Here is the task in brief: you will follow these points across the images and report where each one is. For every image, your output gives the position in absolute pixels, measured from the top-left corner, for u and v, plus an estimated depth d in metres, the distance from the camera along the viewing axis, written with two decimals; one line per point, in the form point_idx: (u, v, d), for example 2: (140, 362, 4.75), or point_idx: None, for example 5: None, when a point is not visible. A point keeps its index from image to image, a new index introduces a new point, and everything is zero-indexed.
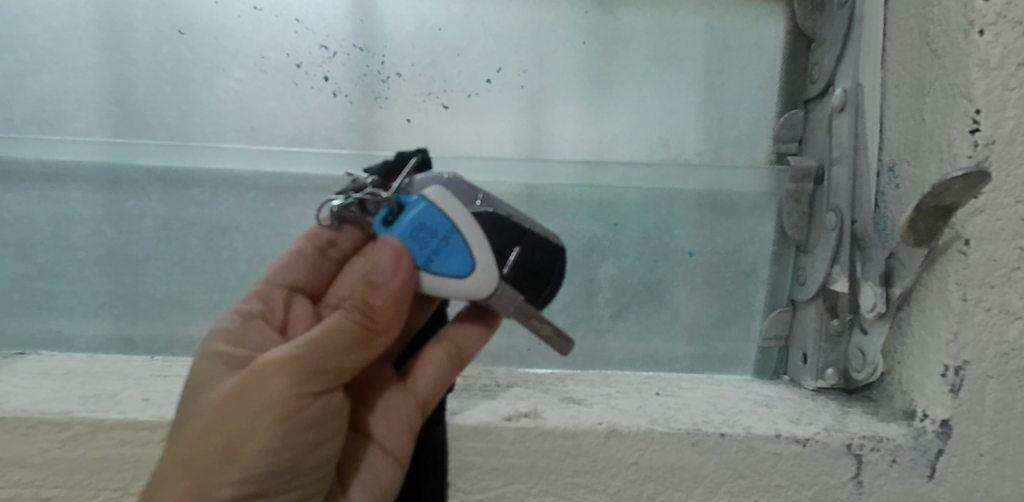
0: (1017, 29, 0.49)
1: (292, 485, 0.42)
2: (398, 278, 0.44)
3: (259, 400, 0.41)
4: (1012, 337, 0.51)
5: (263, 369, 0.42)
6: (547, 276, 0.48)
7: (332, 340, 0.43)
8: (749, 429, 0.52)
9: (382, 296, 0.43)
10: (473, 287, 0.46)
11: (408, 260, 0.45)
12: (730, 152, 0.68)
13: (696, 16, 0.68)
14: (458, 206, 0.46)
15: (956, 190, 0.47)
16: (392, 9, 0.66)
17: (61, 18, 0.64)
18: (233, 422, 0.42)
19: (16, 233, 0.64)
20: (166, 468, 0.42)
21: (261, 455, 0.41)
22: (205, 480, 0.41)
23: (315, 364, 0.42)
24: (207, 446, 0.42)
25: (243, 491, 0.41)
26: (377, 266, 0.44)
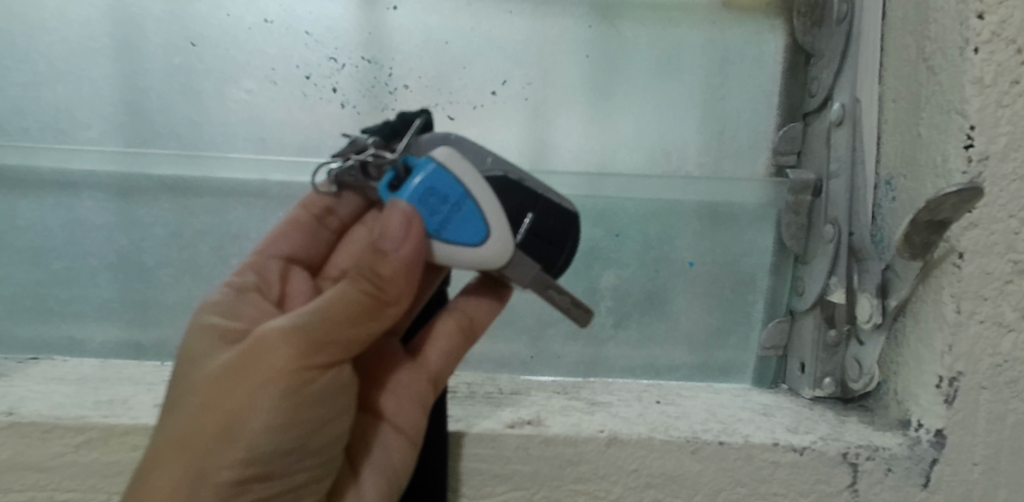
0: (1011, 47, 0.50)
1: (298, 465, 0.42)
2: (406, 245, 0.43)
3: (260, 374, 0.41)
4: (1005, 349, 0.52)
5: (262, 342, 0.42)
6: (560, 246, 0.49)
7: (337, 311, 0.42)
8: (747, 437, 0.54)
9: (392, 265, 0.42)
10: (488, 253, 0.46)
11: (419, 224, 0.44)
12: (731, 164, 0.69)
13: (696, 31, 0.69)
14: (468, 170, 0.46)
15: (949, 205, 0.48)
16: (399, 23, 0.67)
17: (77, 30, 0.65)
18: (232, 400, 0.41)
19: (30, 239, 0.65)
20: (162, 447, 0.42)
21: (264, 433, 0.40)
22: (206, 461, 0.40)
23: (319, 337, 0.41)
24: (206, 425, 0.41)
25: (246, 470, 0.40)
26: (385, 231, 0.43)
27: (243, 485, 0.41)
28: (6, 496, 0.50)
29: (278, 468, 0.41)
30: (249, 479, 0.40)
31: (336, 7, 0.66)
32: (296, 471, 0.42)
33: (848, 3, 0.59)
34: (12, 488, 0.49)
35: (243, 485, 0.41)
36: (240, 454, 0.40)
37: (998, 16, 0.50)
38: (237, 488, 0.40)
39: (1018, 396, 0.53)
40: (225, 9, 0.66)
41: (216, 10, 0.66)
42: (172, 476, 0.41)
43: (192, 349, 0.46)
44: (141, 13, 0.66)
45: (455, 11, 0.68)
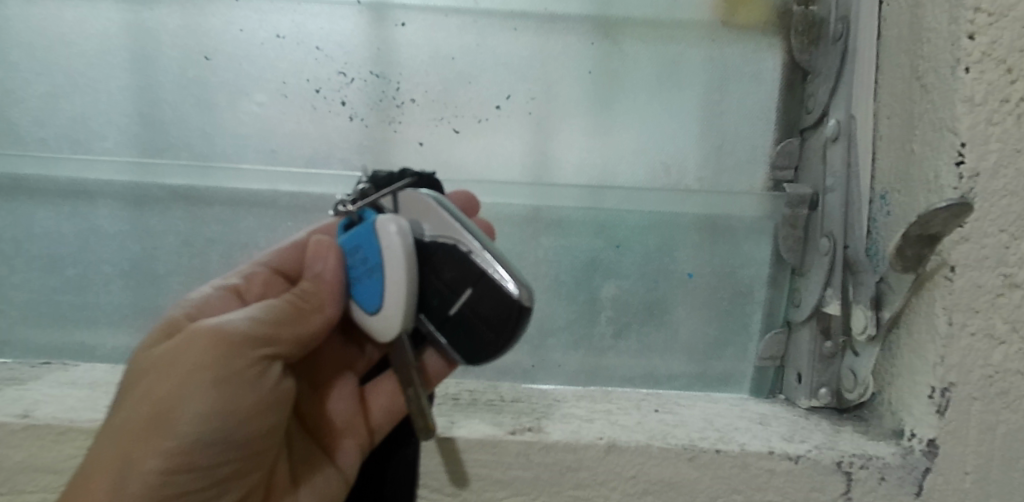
0: (1001, 67, 0.52)
1: (220, 456, 0.48)
2: (327, 267, 0.51)
3: (192, 368, 0.46)
4: (996, 360, 0.54)
5: (194, 340, 0.47)
6: (494, 329, 0.47)
7: (261, 318, 0.48)
8: (744, 446, 0.55)
9: (318, 285, 0.51)
10: (374, 325, 0.51)
11: (331, 265, 0.51)
12: (730, 177, 0.71)
13: (697, 47, 0.70)
14: (390, 244, 0.49)
15: (940, 220, 0.50)
16: (407, 38, 0.69)
17: (94, 45, 0.67)
18: (162, 393, 0.46)
19: (45, 247, 0.67)
20: (99, 437, 0.47)
21: (191, 423, 0.46)
22: (133, 449, 0.45)
23: (247, 339, 0.48)
24: (136, 417, 0.46)
25: (173, 459, 0.46)
26: (312, 260, 0.51)
27: (167, 472, 0.46)
28: (20, 497, 0.51)
29: (201, 458, 0.47)
30: (173, 467, 0.46)
31: (346, 22, 0.68)
32: (216, 462, 0.47)
33: (843, 23, 0.62)
34: (28, 489, 0.51)
35: (167, 473, 0.46)
36: (166, 442, 0.46)
37: (988, 37, 0.51)
38: (163, 475, 0.46)
39: (1009, 407, 0.54)
40: (238, 25, 0.68)
41: (228, 25, 0.68)
42: (107, 461, 0.46)
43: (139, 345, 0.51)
44: (157, 27, 0.68)
45: (461, 27, 0.69)
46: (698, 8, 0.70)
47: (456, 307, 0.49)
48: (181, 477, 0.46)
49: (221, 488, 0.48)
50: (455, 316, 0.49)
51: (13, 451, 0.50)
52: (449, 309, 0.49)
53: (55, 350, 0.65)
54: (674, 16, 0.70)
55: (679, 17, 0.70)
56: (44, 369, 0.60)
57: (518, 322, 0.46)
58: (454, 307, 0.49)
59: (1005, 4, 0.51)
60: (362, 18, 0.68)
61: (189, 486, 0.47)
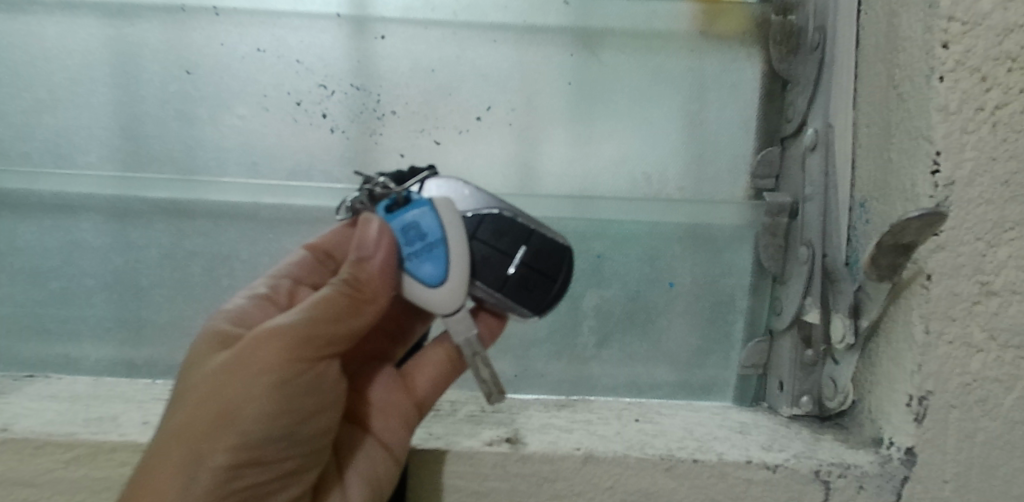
0: (975, 76, 0.52)
1: (285, 455, 0.47)
2: (378, 254, 0.49)
3: (256, 366, 0.46)
4: (974, 368, 0.54)
5: (257, 339, 0.47)
6: (553, 280, 0.52)
7: (316, 313, 0.47)
8: (722, 455, 0.55)
9: (372, 273, 0.49)
10: (435, 301, 0.51)
11: (391, 245, 0.50)
12: (711, 186, 0.71)
13: (677, 57, 0.71)
14: (451, 216, 0.51)
15: (913, 229, 0.50)
16: (387, 50, 0.69)
17: (77, 59, 0.68)
18: (226, 391, 0.46)
19: (28, 261, 0.68)
20: (157, 439, 0.45)
21: (257, 420, 0.45)
22: (198, 448, 0.44)
23: (306, 334, 0.47)
24: (200, 416, 0.45)
25: (240, 455, 0.45)
26: (362, 242, 0.50)
27: (234, 469, 0.45)
28: None
29: (266, 456, 0.46)
30: (240, 464, 0.45)
31: (326, 35, 0.69)
32: (280, 460, 0.47)
33: (820, 32, 0.62)
34: None
35: (233, 471, 0.45)
36: (234, 438, 0.45)
37: (962, 46, 0.52)
38: (230, 471, 0.45)
39: (986, 415, 0.54)
40: (219, 39, 0.68)
41: (210, 40, 0.68)
42: (167, 461, 0.44)
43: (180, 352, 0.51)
44: (139, 42, 0.68)
45: (441, 39, 0.70)
46: (677, 18, 0.71)
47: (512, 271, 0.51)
48: (247, 475, 0.46)
49: (284, 487, 0.48)
50: (512, 281, 0.51)
51: None
52: (503, 275, 0.51)
53: (38, 363, 0.65)
54: (653, 27, 0.71)
55: (658, 27, 0.71)
56: (25, 381, 0.60)
57: (567, 260, 0.52)
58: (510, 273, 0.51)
59: (978, 14, 0.51)
60: (342, 31, 0.69)
61: (254, 484, 0.46)
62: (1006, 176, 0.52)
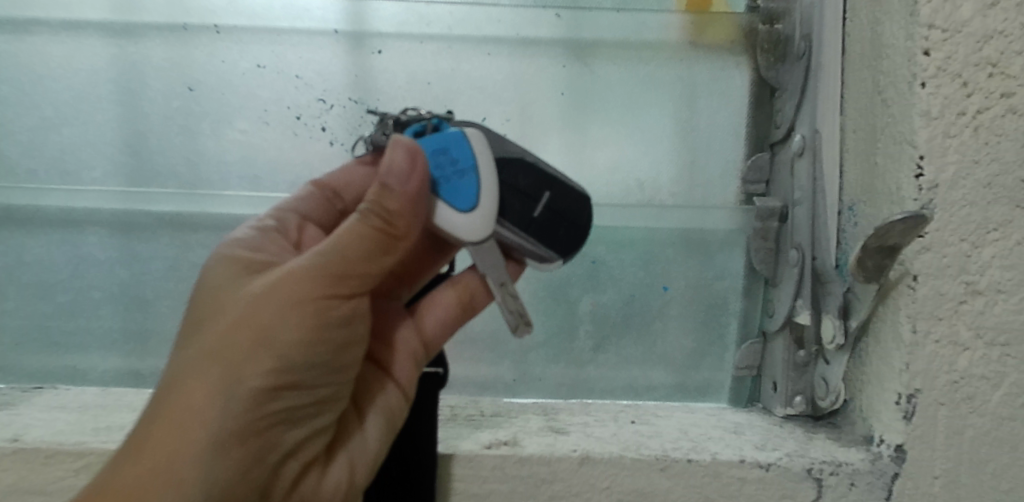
0: (956, 81, 0.53)
1: (320, 381, 0.46)
2: (412, 182, 0.47)
3: (294, 293, 0.45)
4: (961, 366, 0.55)
5: (297, 268, 0.46)
6: (575, 222, 0.52)
7: (348, 244, 0.46)
8: (715, 455, 0.56)
9: (404, 203, 0.46)
10: (466, 225, 0.49)
11: (423, 172, 0.47)
12: (703, 192, 0.73)
13: (666, 68, 0.73)
14: (483, 146, 0.51)
15: (897, 232, 0.51)
16: (384, 65, 0.71)
17: (81, 77, 0.69)
18: (264, 314, 0.45)
19: (35, 275, 0.69)
20: (193, 361, 0.45)
21: (295, 345, 0.45)
22: (238, 368, 0.44)
23: (344, 265, 0.46)
24: (237, 338, 0.45)
25: (278, 378, 0.44)
26: (393, 167, 0.46)
27: (271, 393, 0.45)
28: None
29: (303, 380, 0.45)
30: (278, 387, 0.45)
31: (325, 51, 0.70)
32: (315, 387, 0.46)
33: (806, 41, 0.63)
34: None
35: (270, 395, 0.45)
36: (273, 362, 0.44)
37: (942, 53, 0.53)
38: (267, 393, 0.44)
39: (975, 411, 0.56)
40: (220, 56, 0.70)
41: (211, 57, 0.70)
42: (206, 381, 0.44)
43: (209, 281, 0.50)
44: (141, 60, 0.70)
45: (436, 53, 0.71)
46: (666, 29, 0.72)
47: (537, 209, 0.51)
48: (284, 399, 0.45)
49: (316, 414, 0.47)
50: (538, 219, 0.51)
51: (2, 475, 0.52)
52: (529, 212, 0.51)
53: (47, 375, 0.67)
54: (643, 38, 0.72)
55: (649, 38, 0.72)
56: (34, 393, 0.62)
57: (587, 208, 0.53)
58: (536, 211, 0.51)
59: (957, 22, 0.53)
60: (340, 46, 0.70)
61: (290, 408, 0.46)
62: (988, 178, 0.54)
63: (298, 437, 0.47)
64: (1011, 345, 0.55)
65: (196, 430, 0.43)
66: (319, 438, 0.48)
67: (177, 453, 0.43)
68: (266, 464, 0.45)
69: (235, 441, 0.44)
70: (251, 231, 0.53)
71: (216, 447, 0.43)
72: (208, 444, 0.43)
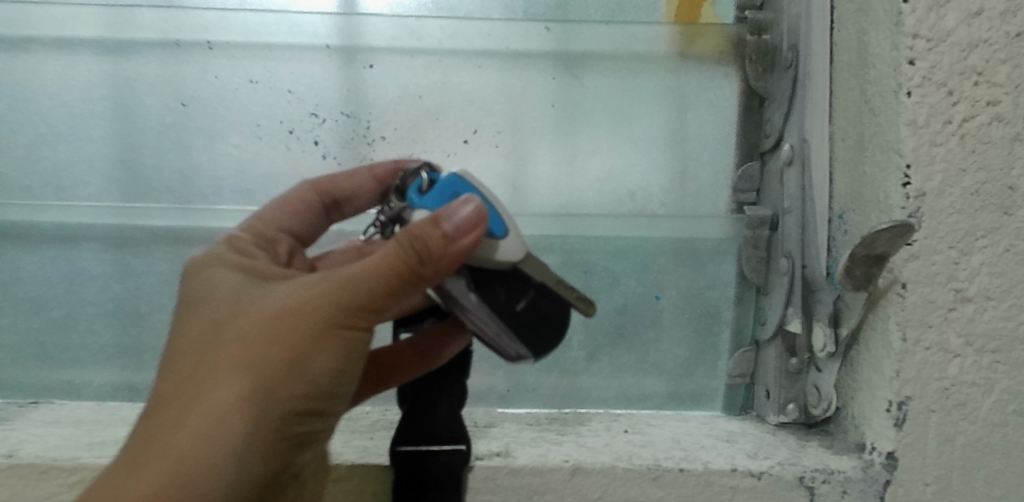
0: (941, 90, 0.54)
1: (335, 405, 0.48)
2: (468, 238, 0.44)
3: (329, 317, 0.45)
4: (952, 373, 0.55)
5: (333, 289, 0.45)
6: (555, 327, 0.48)
7: (383, 283, 0.45)
8: (708, 464, 0.56)
9: (454, 254, 0.44)
10: (502, 250, 0.47)
11: (482, 232, 0.45)
12: (695, 200, 0.73)
13: (656, 79, 0.73)
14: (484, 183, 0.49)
15: (884, 240, 0.52)
16: (376, 79, 0.71)
17: (76, 94, 0.70)
18: (298, 336, 0.45)
19: (31, 290, 0.70)
20: (216, 371, 0.44)
21: (322, 372, 0.45)
22: (268, 387, 0.44)
23: (379, 295, 0.45)
24: (269, 358, 0.44)
25: (302, 401, 0.45)
26: (453, 216, 0.44)
27: (294, 415, 0.45)
28: None
29: (321, 404, 0.46)
30: (301, 410, 0.46)
31: (317, 66, 0.71)
32: (331, 411, 0.48)
33: (793, 51, 0.64)
34: None
35: (293, 417, 0.45)
36: (302, 387, 0.45)
37: (927, 62, 0.53)
38: (290, 415, 0.45)
39: (966, 418, 0.56)
40: (213, 72, 0.70)
41: (204, 73, 0.70)
42: (232, 395, 0.44)
43: (221, 283, 0.49)
44: (135, 76, 0.70)
45: (427, 66, 0.72)
46: (656, 41, 0.72)
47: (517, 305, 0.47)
48: (304, 421, 0.46)
49: (322, 434, 0.48)
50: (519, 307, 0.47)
51: None
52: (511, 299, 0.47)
53: (40, 389, 0.68)
54: (632, 49, 0.73)
55: (638, 50, 0.73)
56: (29, 411, 0.63)
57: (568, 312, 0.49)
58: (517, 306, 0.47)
59: (942, 31, 0.53)
60: (332, 61, 0.71)
61: (307, 428, 0.47)
62: (975, 186, 0.54)
63: (306, 454, 0.48)
64: (1001, 352, 0.55)
65: (219, 444, 0.43)
66: (318, 453, 0.50)
67: (199, 465, 0.43)
68: (275, 478, 0.46)
69: (255, 457, 0.44)
70: (246, 247, 0.53)
71: (237, 462, 0.44)
72: (231, 459, 0.44)
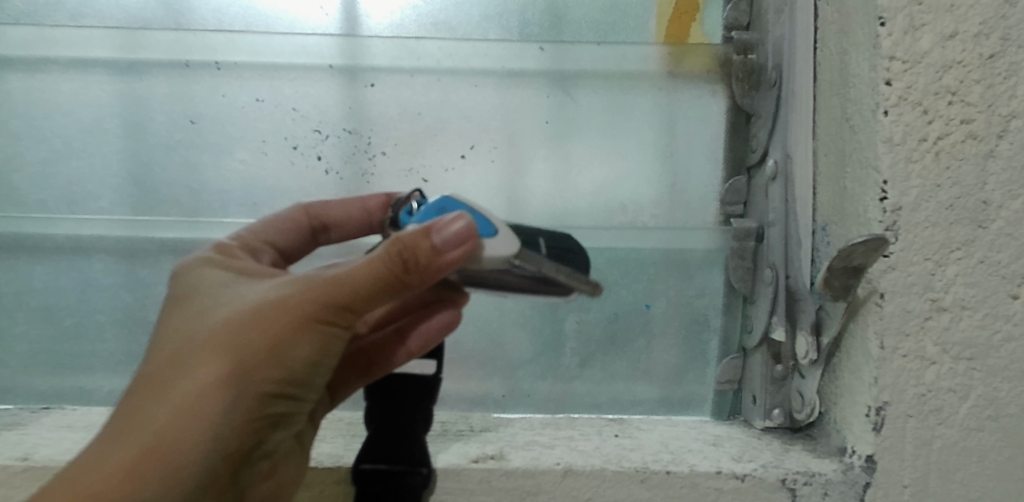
0: (917, 109, 0.56)
1: (308, 393, 0.50)
2: (455, 252, 0.47)
3: (311, 310, 0.47)
4: (928, 380, 0.57)
5: (316, 284, 0.48)
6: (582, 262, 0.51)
7: (368, 284, 0.47)
8: (693, 466, 0.59)
9: (439, 266, 0.46)
10: (489, 249, 0.47)
11: (472, 247, 0.47)
12: (684, 213, 0.76)
13: (647, 96, 0.76)
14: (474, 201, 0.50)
15: (860, 253, 0.56)
16: (377, 96, 0.74)
17: (88, 112, 0.73)
18: (278, 324, 0.47)
19: (45, 300, 0.73)
20: (199, 353, 0.46)
21: (299, 361, 0.48)
22: (246, 372, 0.46)
23: (361, 295, 0.48)
24: (249, 343, 0.47)
25: (276, 387, 0.48)
26: (442, 230, 0.47)
27: (269, 399, 0.48)
28: None
29: (294, 392, 0.49)
30: (276, 394, 0.48)
31: (322, 84, 0.74)
32: (303, 397, 0.50)
33: (777, 70, 0.68)
34: None
35: (269, 400, 0.48)
36: (278, 373, 0.47)
37: (904, 82, 0.56)
38: (263, 399, 0.47)
39: (942, 422, 0.58)
40: (221, 90, 0.73)
41: (213, 91, 0.73)
42: (213, 375, 0.46)
43: (211, 277, 0.52)
44: (146, 94, 0.73)
45: (426, 85, 0.75)
46: (645, 60, 0.75)
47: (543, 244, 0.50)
48: (278, 406, 0.48)
49: (293, 421, 0.51)
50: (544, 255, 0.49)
51: (15, 492, 0.55)
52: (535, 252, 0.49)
53: (53, 395, 0.71)
54: (624, 67, 0.75)
55: (629, 69, 0.75)
56: (43, 415, 0.66)
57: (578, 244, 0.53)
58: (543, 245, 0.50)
59: (917, 53, 0.56)
60: (336, 80, 0.74)
61: (278, 413, 0.49)
62: (950, 201, 0.57)
63: (277, 438, 0.50)
64: (976, 359, 0.58)
65: (197, 422, 0.45)
66: (289, 441, 0.52)
67: (178, 441, 0.45)
68: (246, 458, 0.49)
69: (231, 437, 0.47)
70: (234, 253, 0.56)
71: (213, 440, 0.46)
72: (208, 437, 0.46)
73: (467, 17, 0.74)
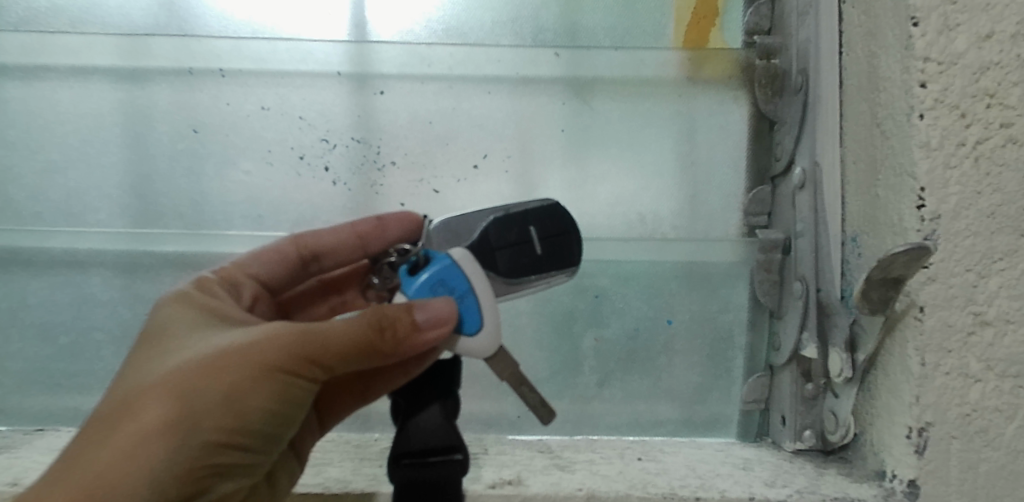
0: (954, 113, 0.53)
1: (264, 446, 0.47)
2: (433, 332, 0.47)
3: (276, 359, 0.45)
4: (973, 399, 0.54)
5: (286, 334, 0.46)
6: (571, 239, 0.53)
7: (340, 343, 0.46)
8: (724, 492, 0.55)
9: (414, 344, 0.46)
10: (471, 347, 0.49)
11: (447, 330, 0.47)
12: (705, 224, 0.73)
13: (664, 102, 0.73)
14: (477, 271, 0.50)
15: (900, 263, 0.51)
16: (387, 105, 0.72)
17: (87, 121, 0.71)
18: (237, 371, 0.45)
19: (42, 316, 0.71)
20: (153, 392, 0.44)
21: (257, 411, 0.45)
22: (201, 418, 0.44)
23: (331, 351, 0.46)
24: (207, 390, 0.44)
25: (229, 436, 0.45)
26: (424, 309, 0.47)
27: (217, 448, 0.45)
28: None
29: (252, 442, 0.46)
30: (227, 444, 0.45)
31: (327, 92, 0.72)
32: (258, 450, 0.47)
33: (802, 75, 0.65)
34: None
35: (217, 450, 0.45)
36: (233, 422, 0.45)
37: (939, 85, 0.53)
38: (214, 449, 0.44)
39: (989, 445, 0.54)
40: (225, 98, 0.71)
41: (216, 99, 0.71)
42: (165, 419, 0.43)
43: (184, 317, 0.50)
44: (147, 104, 0.71)
45: (438, 92, 0.72)
46: (664, 66, 0.72)
47: (537, 246, 0.52)
48: (226, 457, 0.45)
49: (247, 473, 0.47)
50: (540, 267, 0.51)
51: None
52: (533, 271, 0.51)
53: (47, 416, 0.69)
54: (642, 74, 0.73)
55: (646, 74, 0.73)
56: (36, 438, 0.64)
57: (563, 211, 0.53)
58: (536, 251, 0.51)
59: (953, 54, 0.53)
60: (343, 87, 0.72)
61: (230, 464, 0.46)
62: (991, 208, 0.53)
63: (227, 489, 0.47)
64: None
65: (138, 466, 0.42)
66: (242, 492, 0.48)
67: (117, 484, 0.42)
68: None
69: (170, 485, 0.43)
70: (214, 288, 0.54)
71: (153, 487, 0.43)
72: (151, 482, 0.43)
73: (478, 22, 0.72)
